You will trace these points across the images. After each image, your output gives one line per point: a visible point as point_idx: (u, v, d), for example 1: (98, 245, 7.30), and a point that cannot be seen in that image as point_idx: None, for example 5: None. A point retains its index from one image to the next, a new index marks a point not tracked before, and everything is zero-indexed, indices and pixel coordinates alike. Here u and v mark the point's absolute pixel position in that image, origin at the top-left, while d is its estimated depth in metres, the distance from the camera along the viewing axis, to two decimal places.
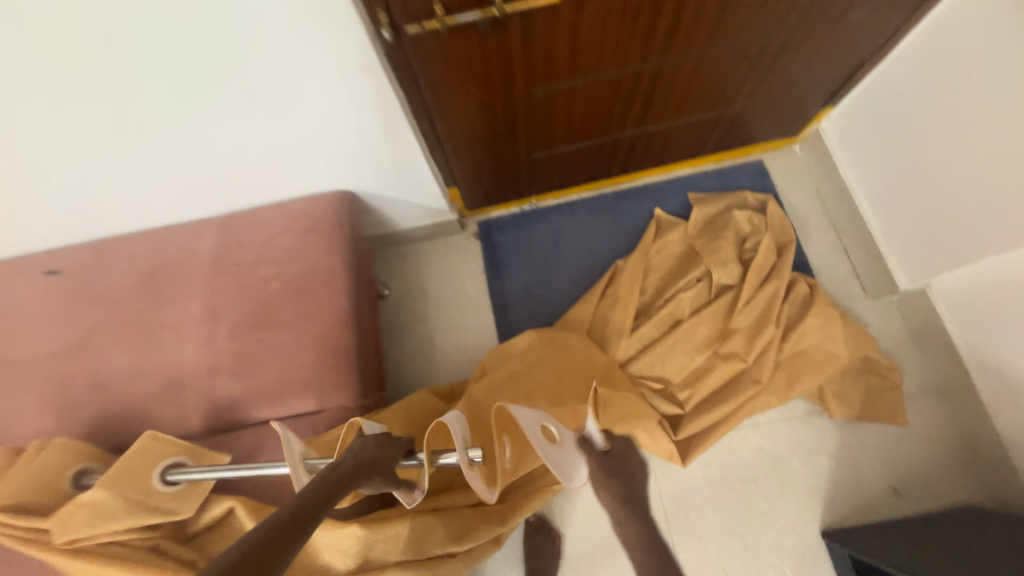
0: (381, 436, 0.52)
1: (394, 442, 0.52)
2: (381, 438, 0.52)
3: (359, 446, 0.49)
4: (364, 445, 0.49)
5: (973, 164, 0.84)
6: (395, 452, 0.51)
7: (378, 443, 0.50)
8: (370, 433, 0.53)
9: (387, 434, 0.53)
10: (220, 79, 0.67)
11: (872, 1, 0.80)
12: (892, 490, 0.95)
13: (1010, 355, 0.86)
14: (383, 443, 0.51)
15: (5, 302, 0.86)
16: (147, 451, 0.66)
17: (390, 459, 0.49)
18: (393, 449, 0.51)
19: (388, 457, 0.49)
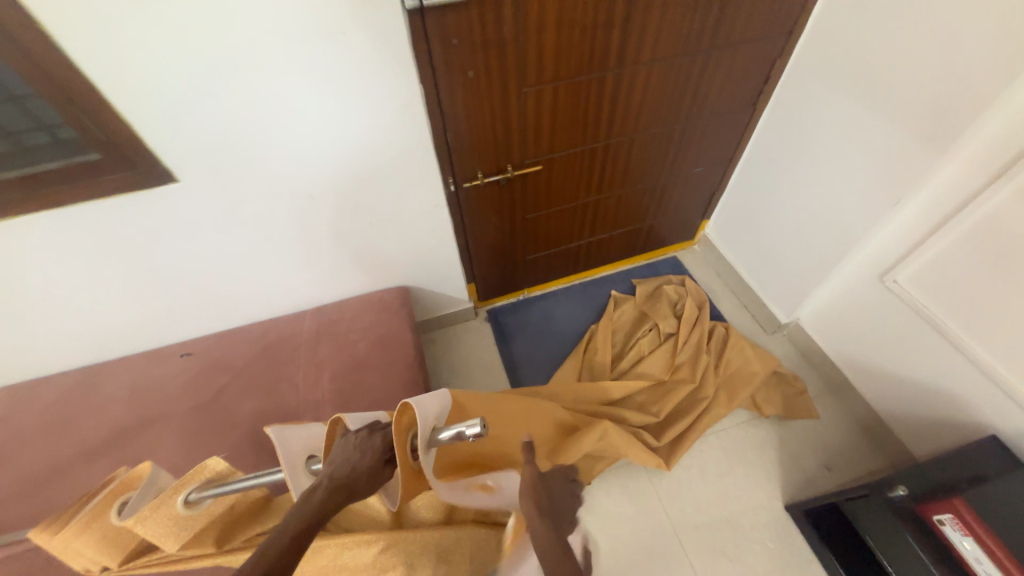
0: (364, 440, 0.62)
1: (374, 447, 0.62)
2: (363, 442, 0.62)
3: (342, 460, 0.60)
4: (347, 457, 0.60)
5: (785, 244, 1.39)
6: (375, 463, 0.61)
7: (359, 453, 0.61)
8: (355, 436, 0.63)
9: (369, 437, 0.63)
10: (349, 222, 1.12)
11: (701, 164, 1.46)
12: (825, 467, 1.26)
13: (857, 353, 1.30)
14: (364, 453, 0.61)
15: (152, 378, 1.14)
16: (148, 523, 0.61)
17: (370, 470, 0.60)
18: (374, 455, 0.61)
19: (367, 467, 0.59)
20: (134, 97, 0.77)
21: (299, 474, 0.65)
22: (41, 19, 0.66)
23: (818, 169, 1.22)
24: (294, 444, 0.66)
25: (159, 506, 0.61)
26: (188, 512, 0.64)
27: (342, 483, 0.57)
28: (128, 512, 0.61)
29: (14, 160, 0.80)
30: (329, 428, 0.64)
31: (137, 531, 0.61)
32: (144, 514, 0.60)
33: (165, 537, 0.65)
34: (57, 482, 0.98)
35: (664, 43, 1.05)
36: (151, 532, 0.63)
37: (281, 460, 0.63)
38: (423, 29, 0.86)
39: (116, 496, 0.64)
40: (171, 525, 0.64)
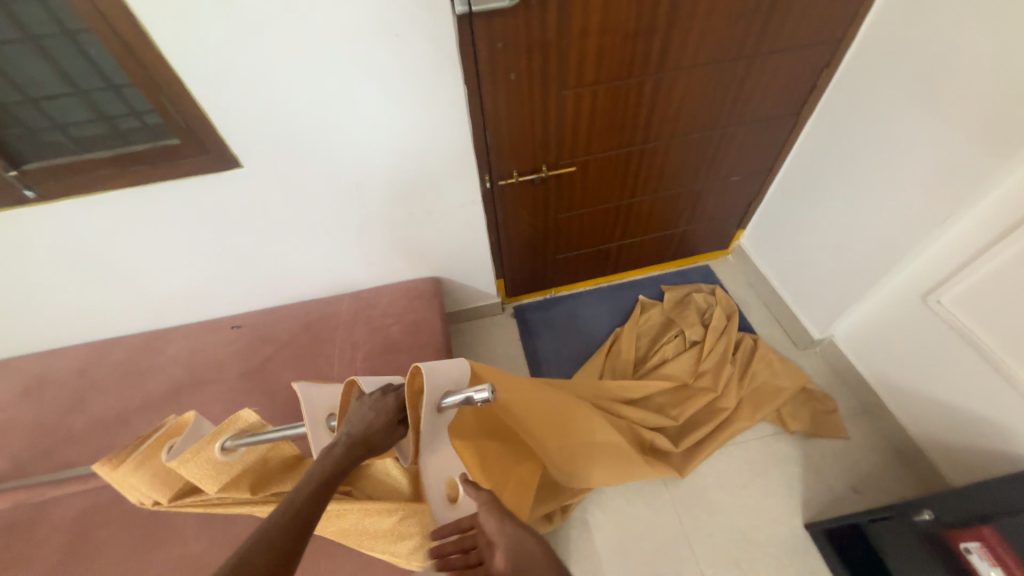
0: (377, 400, 0.64)
1: (387, 406, 0.64)
2: (377, 402, 0.64)
3: (357, 418, 0.62)
4: (363, 417, 0.62)
5: (823, 258, 1.36)
6: (389, 420, 0.64)
7: (374, 411, 0.63)
8: (369, 397, 0.65)
9: (383, 398, 0.65)
10: (390, 212, 1.19)
11: (739, 173, 1.45)
12: (851, 489, 1.23)
13: (894, 374, 1.25)
14: (379, 412, 0.63)
15: (206, 345, 1.25)
16: (190, 465, 0.68)
17: (386, 426, 0.63)
18: (388, 413, 0.64)
19: (382, 425, 0.63)
20: (213, 89, 0.86)
21: (320, 429, 0.69)
22: (144, 19, 0.75)
23: (863, 182, 1.18)
24: (318, 402, 0.70)
25: (200, 451, 0.68)
26: (224, 458, 0.71)
27: (359, 438, 0.60)
28: (173, 453, 0.67)
29: (109, 141, 0.91)
30: (346, 388, 0.66)
31: (181, 471, 0.68)
32: (188, 456, 0.67)
33: (204, 478, 0.71)
34: (123, 430, 1.10)
35: (706, 50, 1.06)
36: (192, 473, 0.70)
37: (306, 416, 0.67)
38: (472, 32, 0.91)
39: (167, 440, 0.70)
40: (209, 469, 0.71)
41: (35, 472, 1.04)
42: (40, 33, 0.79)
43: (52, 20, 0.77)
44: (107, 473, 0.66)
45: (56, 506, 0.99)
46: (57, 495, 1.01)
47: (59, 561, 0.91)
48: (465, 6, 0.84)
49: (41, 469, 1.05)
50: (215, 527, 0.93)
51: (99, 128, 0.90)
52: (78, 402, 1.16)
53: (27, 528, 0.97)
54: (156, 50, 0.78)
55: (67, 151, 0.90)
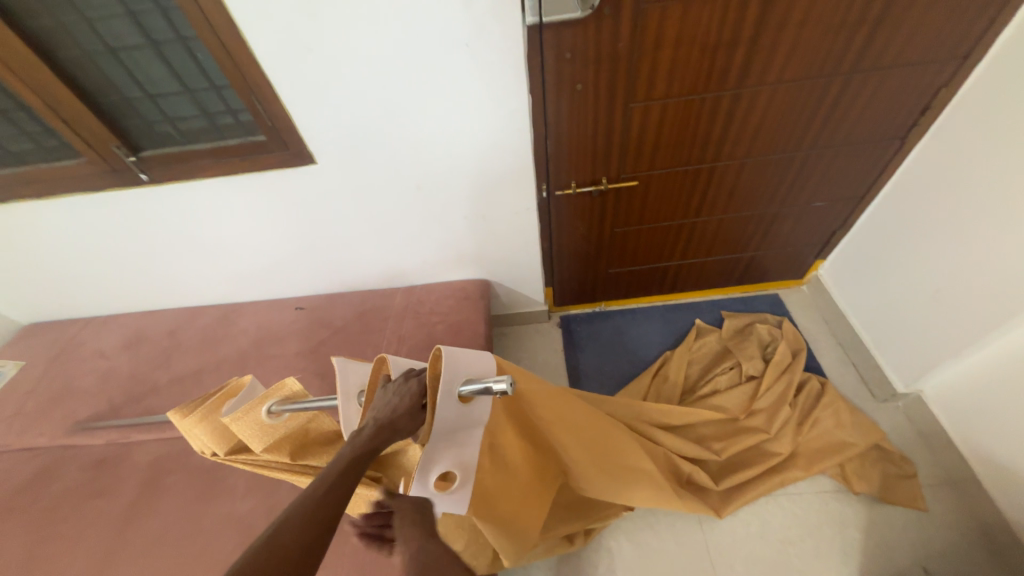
0: (401, 386, 0.63)
1: (411, 391, 0.62)
2: (401, 388, 0.63)
3: (382, 404, 0.61)
4: (387, 402, 0.61)
5: (916, 302, 1.19)
6: (414, 405, 0.61)
7: (399, 397, 0.61)
8: (393, 383, 0.64)
9: (405, 383, 0.63)
10: (447, 215, 1.22)
11: (823, 198, 1.31)
12: (923, 570, 1.07)
13: (995, 447, 1.07)
14: (403, 397, 0.62)
15: (272, 322, 1.37)
16: (241, 423, 0.74)
17: (411, 412, 0.61)
18: (412, 398, 0.62)
19: (407, 409, 0.60)
20: (296, 92, 0.93)
21: (351, 402, 0.71)
22: (243, 28, 0.83)
23: (977, 221, 1.02)
24: (352, 377, 0.72)
25: (250, 411, 0.74)
26: (271, 422, 0.77)
27: (386, 421, 0.59)
28: (229, 409, 0.74)
29: (208, 134, 1.02)
30: (376, 366, 0.67)
31: (233, 428, 0.75)
32: (239, 414, 0.73)
33: (252, 437, 0.77)
34: (197, 389, 1.23)
35: (795, 64, 0.97)
36: (242, 431, 0.76)
37: (339, 390, 0.70)
38: (540, 42, 0.90)
39: (227, 399, 0.78)
40: (256, 430, 0.77)
41: (126, 415, 1.21)
42: (162, 39, 0.90)
43: (172, 28, 0.88)
44: (179, 421, 0.76)
45: (138, 448, 1.14)
46: (141, 439, 1.15)
47: (134, 498, 1.05)
48: (535, 15, 0.84)
49: (131, 413, 1.21)
50: (261, 490, 1.02)
51: (200, 122, 1.01)
52: (164, 359, 1.32)
53: (116, 463, 1.12)
54: (251, 56, 0.86)
55: (174, 142, 1.02)
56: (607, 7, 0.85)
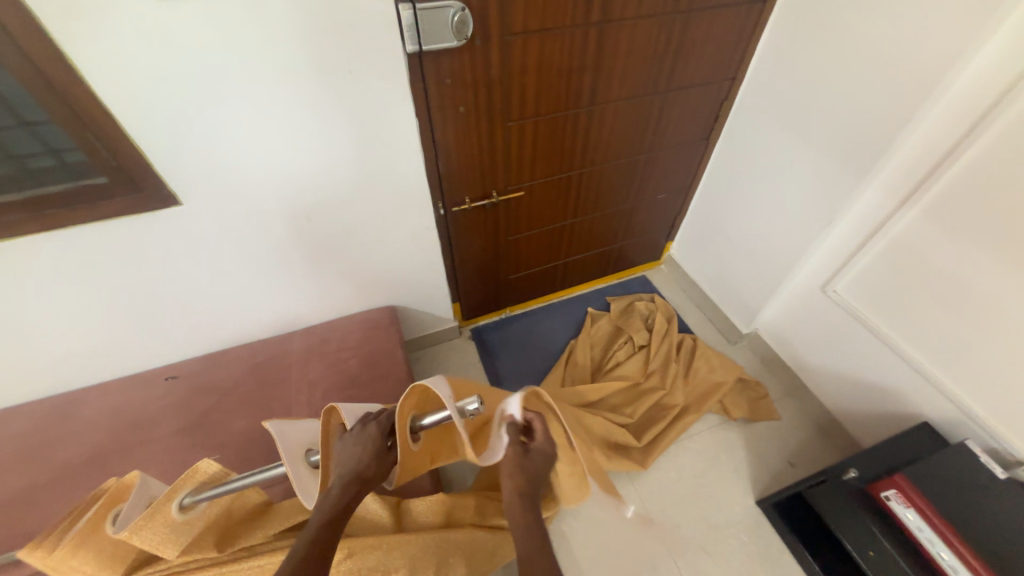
0: (360, 433, 0.63)
1: (371, 436, 0.63)
2: (360, 436, 0.63)
3: (346, 457, 0.61)
4: (350, 453, 0.61)
5: (741, 262, 1.55)
6: (378, 449, 0.62)
7: (360, 446, 0.62)
8: (351, 432, 0.64)
9: (364, 430, 0.63)
10: (342, 244, 1.18)
11: (664, 191, 1.62)
12: (789, 464, 1.38)
13: (809, 358, 1.44)
14: (364, 445, 0.62)
15: (134, 402, 1.12)
16: (143, 534, 0.62)
17: (376, 456, 0.62)
18: (374, 443, 0.62)
19: (373, 455, 0.61)
20: (150, 125, 0.81)
21: (299, 465, 0.66)
22: (69, 53, 0.70)
23: (764, 194, 1.38)
24: (291, 437, 0.66)
25: (154, 515, 0.61)
26: (184, 518, 0.66)
27: (353, 474, 0.60)
28: (122, 524, 0.60)
29: (17, 183, 0.82)
30: (325, 419, 0.64)
31: (135, 541, 0.62)
32: (140, 524, 0.61)
33: (161, 544, 0.66)
34: (34, 512, 0.94)
35: (629, 86, 1.20)
36: (147, 542, 0.63)
37: (282, 454, 0.63)
38: (420, 69, 0.95)
39: (112, 506, 0.63)
40: (166, 533, 0.65)
41: None
42: None
43: None
44: (47, 557, 0.59)
45: None
46: None
47: None
48: (415, 44, 0.89)
49: None
50: None
51: (4, 169, 0.81)
52: None
53: None
54: (82, 85, 0.73)
55: None
56: (479, 39, 0.95)
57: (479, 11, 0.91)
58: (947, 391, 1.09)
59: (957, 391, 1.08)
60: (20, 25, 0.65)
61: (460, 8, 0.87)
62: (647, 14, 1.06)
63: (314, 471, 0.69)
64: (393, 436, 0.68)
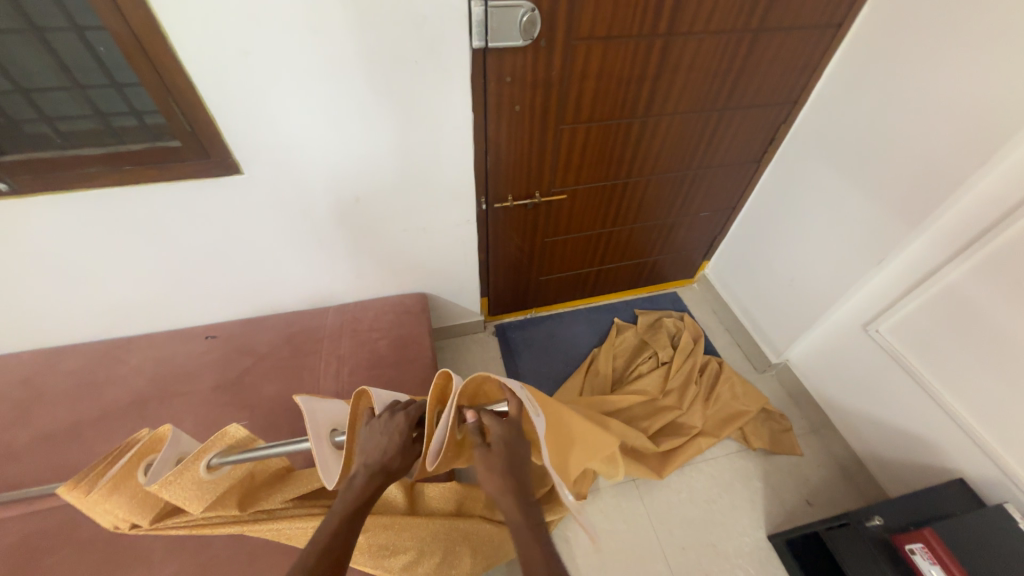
0: (387, 423, 0.64)
1: (399, 428, 0.63)
2: (388, 425, 0.64)
3: (372, 446, 0.62)
4: (377, 444, 0.62)
5: (779, 289, 1.51)
6: (403, 441, 0.63)
7: (387, 437, 0.63)
8: (379, 419, 0.65)
9: (391, 419, 0.64)
10: (385, 228, 1.21)
11: (708, 210, 1.59)
12: (806, 502, 1.34)
13: (841, 397, 1.40)
14: (390, 435, 0.63)
15: (175, 355, 1.18)
16: (172, 489, 0.62)
17: (401, 451, 0.63)
18: (400, 435, 0.63)
19: (398, 448, 0.62)
20: (225, 98, 0.85)
21: (324, 444, 0.66)
22: (164, 23, 0.74)
23: (813, 224, 1.34)
24: (319, 416, 0.66)
25: (184, 472, 0.61)
26: (211, 477, 0.66)
27: (378, 467, 0.61)
28: (152, 477, 0.60)
29: (99, 137, 0.87)
30: (354, 401, 0.65)
31: (163, 494, 0.62)
32: (170, 479, 0.60)
33: (188, 499, 0.66)
34: (78, 446, 1.00)
35: (687, 100, 1.19)
36: (175, 496, 0.63)
37: (309, 431, 0.63)
38: (483, 66, 0.96)
39: (145, 455, 0.64)
40: (193, 489, 0.65)
41: None
42: (46, 25, 0.76)
43: (61, 14, 0.74)
44: (80, 501, 0.59)
45: None
46: None
47: None
48: (482, 40, 0.90)
49: None
50: (186, 548, 0.87)
51: (91, 124, 0.87)
52: (22, 414, 1.05)
53: None
54: (170, 53, 0.77)
55: (52, 145, 0.86)
56: (544, 40, 0.96)
57: (548, 12, 0.91)
58: (989, 451, 1.04)
59: (1001, 452, 1.02)
60: None
61: (531, 8, 0.88)
62: (715, 30, 1.05)
63: (336, 452, 0.69)
64: (419, 427, 0.69)
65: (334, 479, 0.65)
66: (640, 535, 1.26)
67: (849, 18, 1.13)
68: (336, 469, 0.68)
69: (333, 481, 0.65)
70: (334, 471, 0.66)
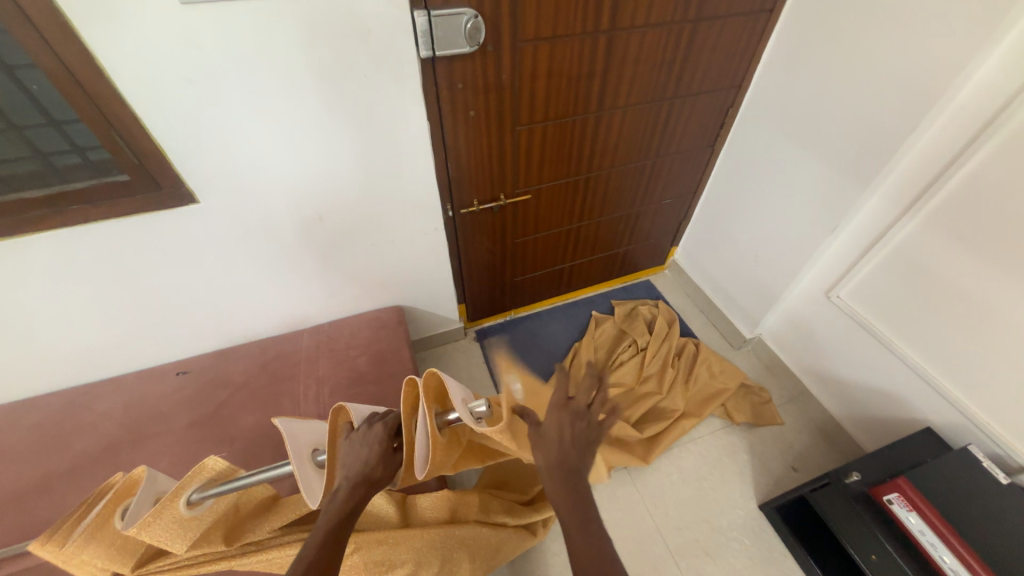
0: (365, 434, 0.64)
1: (377, 437, 0.64)
2: (366, 436, 0.64)
3: (352, 459, 0.62)
4: (356, 456, 0.63)
5: (745, 266, 1.56)
6: (383, 450, 0.64)
7: (367, 448, 0.63)
8: (358, 433, 0.65)
9: (370, 430, 0.65)
10: (352, 244, 1.20)
11: (670, 196, 1.64)
12: (792, 468, 1.38)
13: (813, 363, 1.46)
14: (370, 446, 0.63)
15: (146, 396, 1.14)
16: (152, 530, 0.60)
17: (380, 458, 0.64)
18: (379, 443, 0.64)
19: (379, 457, 0.63)
20: (172, 126, 0.83)
21: (306, 464, 0.64)
22: (98, 54, 0.72)
23: (768, 201, 1.40)
24: (299, 437, 0.65)
25: (163, 510, 0.59)
26: (191, 513, 0.64)
27: (365, 474, 0.62)
28: (130, 520, 0.58)
29: (43, 179, 0.84)
30: (333, 417, 0.65)
31: (143, 537, 0.60)
32: (148, 520, 0.58)
33: (170, 538, 0.64)
34: (50, 502, 0.96)
35: (639, 91, 1.23)
36: (155, 537, 0.61)
37: (291, 452, 0.61)
38: (434, 75, 0.97)
39: (120, 500, 0.61)
40: (175, 528, 0.63)
41: None
42: None
43: None
44: (55, 554, 0.56)
45: None
46: None
47: None
48: (429, 49, 0.91)
49: None
50: None
51: (31, 166, 0.83)
52: None
53: None
54: (109, 85, 0.75)
55: None
56: (490, 45, 0.97)
57: (491, 18, 0.93)
58: (951, 398, 1.10)
59: (961, 396, 1.09)
60: (54, 28, 0.67)
61: (474, 15, 0.90)
62: (655, 23, 1.09)
63: (320, 471, 0.68)
64: (400, 437, 0.70)
65: (318, 498, 0.64)
66: (637, 520, 1.28)
67: (778, 3, 1.19)
68: (320, 487, 0.67)
69: (317, 499, 0.65)
70: (317, 490, 0.66)
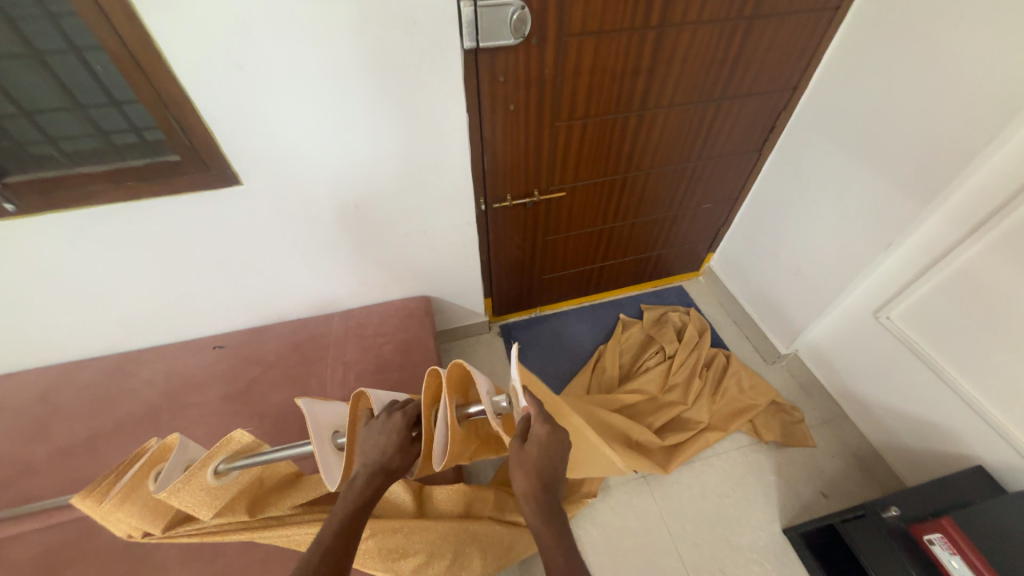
0: (384, 423, 0.64)
1: (396, 426, 0.63)
2: (386, 425, 0.64)
3: (371, 447, 0.62)
4: (375, 444, 0.62)
5: (786, 279, 1.49)
6: (402, 440, 0.63)
7: (386, 437, 0.63)
8: (377, 420, 0.65)
9: (390, 419, 0.64)
10: (385, 233, 1.21)
11: (710, 201, 1.58)
12: (822, 494, 1.31)
13: (854, 386, 1.38)
14: (389, 435, 0.63)
15: (185, 367, 1.20)
16: (181, 495, 0.62)
17: (399, 449, 0.63)
18: (398, 433, 0.63)
19: (397, 447, 0.63)
20: (221, 110, 0.86)
21: (326, 445, 0.65)
22: (156, 37, 0.75)
23: (817, 212, 1.32)
24: (320, 417, 0.66)
25: (192, 477, 0.62)
26: (218, 483, 0.66)
27: (383, 465, 0.62)
28: (162, 483, 0.61)
29: (102, 155, 0.89)
30: (353, 403, 0.65)
31: (172, 501, 0.62)
32: (178, 486, 0.61)
33: (197, 505, 0.67)
34: (95, 459, 1.02)
35: (685, 90, 1.18)
36: (184, 503, 0.64)
37: (311, 432, 0.63)
38: (475, 67, 0.96)
39: (154, 464, 0.64)
40: (202, 495, 0.66)
41: None
42: (48, 48, 0.76)
43: (58, 35, 0.75)
44: (94, 510, 0.60)
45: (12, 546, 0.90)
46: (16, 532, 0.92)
47: None
48: (473, 41, 0.90)
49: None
50: (202, 556, 0.88)
51: (94, 143, 0.88)
52: (40, 429, 1.08)
53: None
54: (166, 69, 0.78)
55: (58, 166, 0.87)
56: (535, 38, 0.95)
57: (537, 10, 0.91)
58: (1009, 437, 1.01)
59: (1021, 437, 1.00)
60: (119, 12, 0.70)
61: (520, 6, 0.88)
62: (709, 19, 1.04)
63: (338, 452, 0.69)
64: (418, 427, 0.69)
65: (336, 481, 0.65)
66: (652, 531, 1.25)
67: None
68: (338, 469, 0.68)
69: (335, 481, 0.66)
70: (335, 472, 0.66)
